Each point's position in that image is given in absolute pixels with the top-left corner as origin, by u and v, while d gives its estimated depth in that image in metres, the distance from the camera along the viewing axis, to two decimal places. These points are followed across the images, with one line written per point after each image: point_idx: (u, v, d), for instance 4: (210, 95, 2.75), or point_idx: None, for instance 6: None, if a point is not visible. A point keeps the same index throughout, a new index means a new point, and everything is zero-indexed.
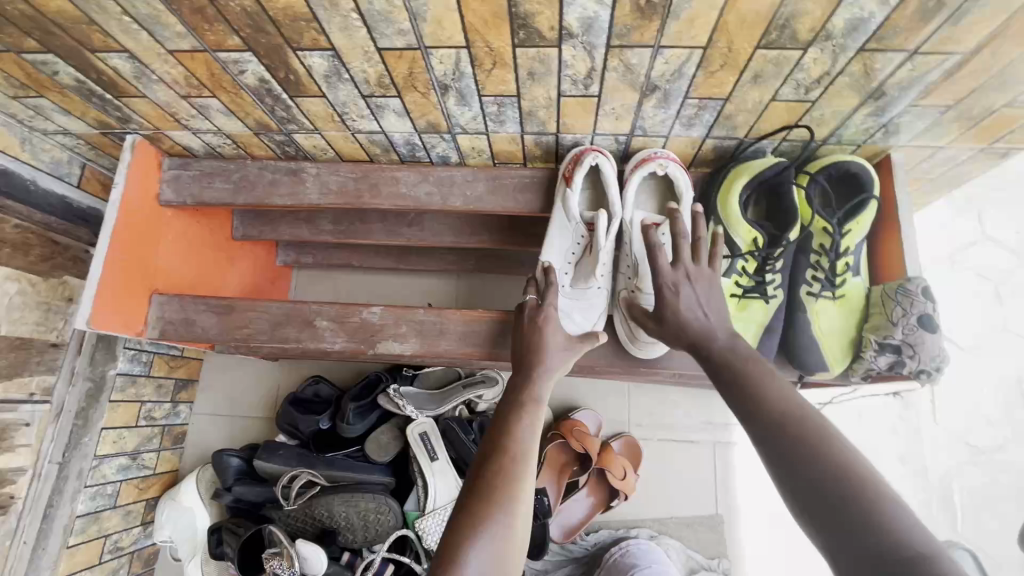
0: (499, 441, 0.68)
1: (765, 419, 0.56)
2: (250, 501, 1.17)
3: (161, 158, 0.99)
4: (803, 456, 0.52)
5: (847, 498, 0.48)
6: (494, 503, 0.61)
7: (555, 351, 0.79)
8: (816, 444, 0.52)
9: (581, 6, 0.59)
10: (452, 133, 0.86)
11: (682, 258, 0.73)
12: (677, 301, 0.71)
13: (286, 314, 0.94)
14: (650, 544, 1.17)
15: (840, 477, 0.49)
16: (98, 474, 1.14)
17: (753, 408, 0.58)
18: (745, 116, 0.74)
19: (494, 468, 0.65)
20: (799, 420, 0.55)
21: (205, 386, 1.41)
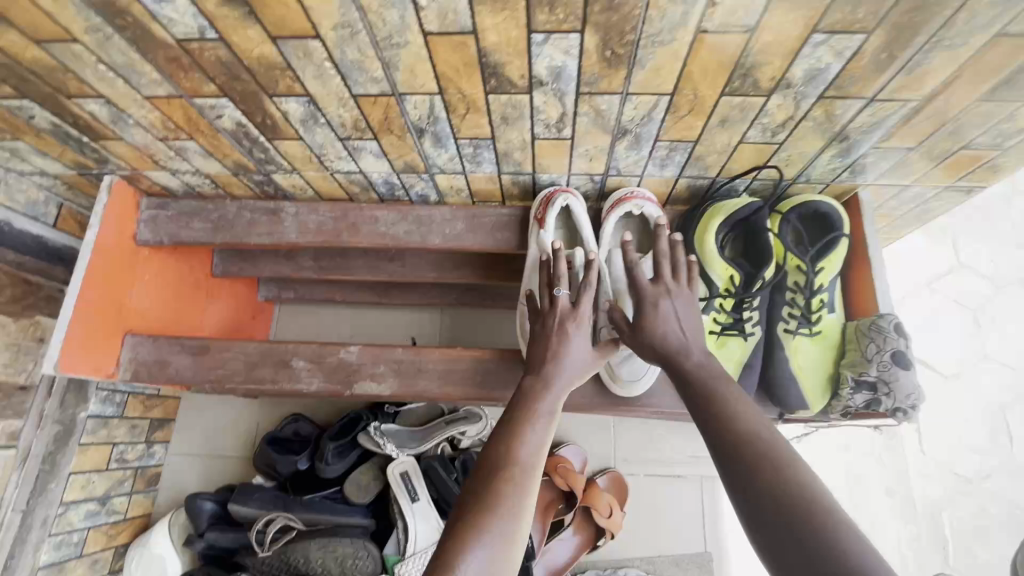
0: (510, 444, 0.64)
1: (732, 445, 0.57)
2: (223, 547, 1.12)
3: (138, 199, 0.99)
4: (765, 487, 0.52)
5: (812, 534, 0.48)
6: (497, 518, 0.57)
7: (576, 365, 0.75)
8: (777, 465, 0.53)
9: (548, 56, 0.60)
10: (430, 174, 0.87)
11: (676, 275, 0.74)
12: (669, 318, 0.71)
13: (262, 354, 0.93)
14: None
15: (799, 501, 0.50)
16: (64, 521, 1.10)
17: (717, 431, 0.59)
18: (715, 157, 0.76)
19: (498, 476, 0.61)
20: (766, 448, 0.55)
21: (182, 425, 1.38)
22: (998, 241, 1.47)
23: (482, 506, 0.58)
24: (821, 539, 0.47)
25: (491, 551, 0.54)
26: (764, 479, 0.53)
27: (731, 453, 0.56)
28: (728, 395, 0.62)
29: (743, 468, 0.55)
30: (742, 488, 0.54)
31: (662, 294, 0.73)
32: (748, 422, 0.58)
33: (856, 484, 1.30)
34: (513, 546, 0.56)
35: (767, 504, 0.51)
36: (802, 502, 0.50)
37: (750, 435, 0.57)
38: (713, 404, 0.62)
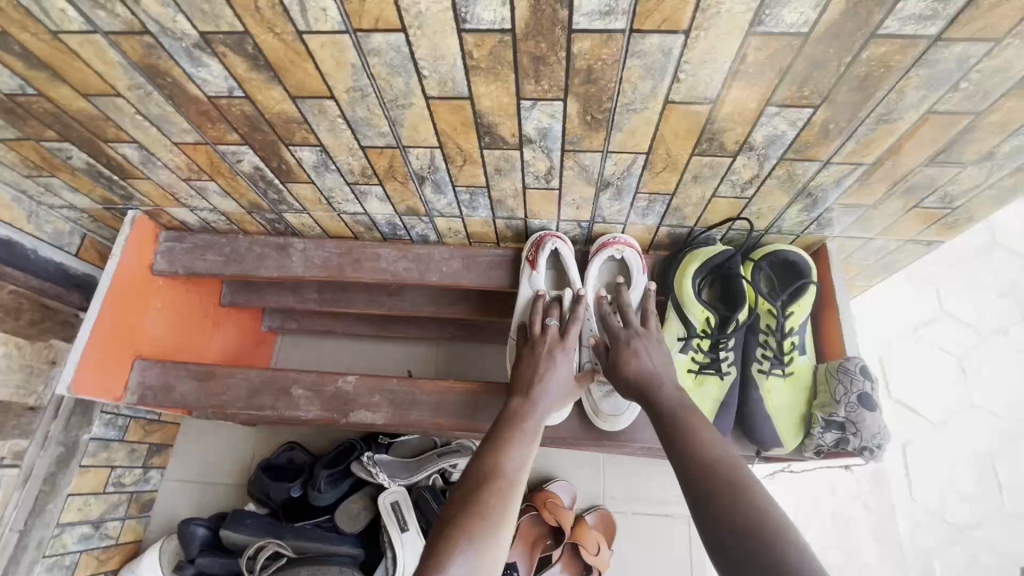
0: (492, 462, 0.68)
1: (701, 472, 0.60)
2: (212, 574, 1.13)
3: (157, 232, 1.06)
4: (732, 509, 0.55)
5: (773, 554, 0.50)
6: (475, 531, 0.60)
7: (557, 396, 0.80)
8: (741, 487, 0.57)
9: (536, 118, 0.67)
10: (430, 216, 0.94)
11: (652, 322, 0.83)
12: (647, 355, 0.79)
13: (263, 381, 0.97)
14: None
15: (762, 519, 0.53)
16: (59, 543, 1.11)
17: (689, 460, 0.62)
18: (691, 208, 0.83)
19: (484, 486, 0.65)
20: (735, 476, 0.58)
21: (179, 451, 1.41)
22: (958, 283, 1.52)
23: (463, 520, 0.61)
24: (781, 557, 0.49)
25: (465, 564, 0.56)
26: (730, 502, 0.56)
27: (701, 478, 0.59)
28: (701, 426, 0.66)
29: (711, 493, 0.57)
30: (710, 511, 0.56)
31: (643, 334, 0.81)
32: (717, 451, 0.62)
33: (842, 527, 1.31)
34: (488, 560, 0.58)
35: (732, 525, 0.54)
36: (764, 519, 0.53)
37: (719, 464, 0.60)
38: (687, 435, 0.66)
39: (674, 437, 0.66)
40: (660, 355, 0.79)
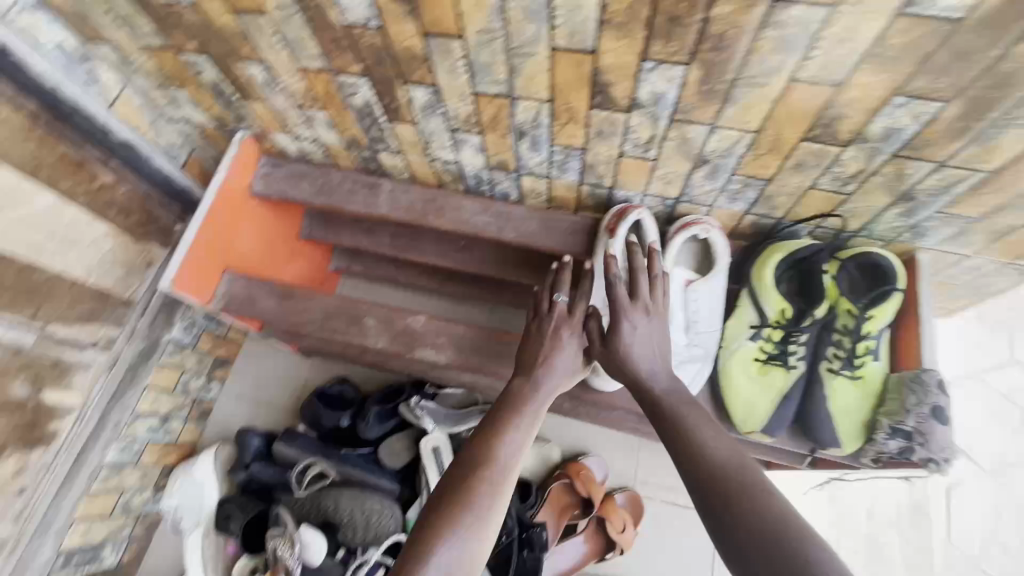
0: (483, 450, 0.72)
1: (710, 475, 0.64)
2: (262, 482, 1.21)
3: (259, 156, 1.12)
4: (743, 513, 0.59)
5: (783, 562, 0.54)
6: (470, 516, 0.65)
7: (563, 371, 0.83)
8: (744, 494, 0.60)
9: (654, 82, 0.69)
10: (518, 174, 0.96)
11: (641, 298, 0.82)
12: (630, 341, 0.79)
13: (338, 307, 1.03)
14: None
15: (768, 529, 0.57)
16: (131, 429, 1.21)
17: (695, 462, 0.66)
18: (784, 197, 0.82)
19: (473, 476, 0.69)
20: (745, 477, 0.62)
21: (239, 369, 1.50)
22: None
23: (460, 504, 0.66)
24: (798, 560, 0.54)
25: (460, 547, 0.62)
26: (742, 506, 0.59)
27: (710, 481, 0.63)
28: (703, 427, 0.69)
29: (722, 497, 0.61)
30: (722, 514, 0.60)
31: (631, 313, 0.80)
32: (726, 453, 0.65)
33: (874, 553, 1.28)
34: (479, 542, 0.64)
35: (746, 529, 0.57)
36: (767, 528, 0.57)
37: (728, 465, 0.64)
38: (689, 434, 0.69)
39: (675, 436, 0.70)
40: (648, 337, 0.80)
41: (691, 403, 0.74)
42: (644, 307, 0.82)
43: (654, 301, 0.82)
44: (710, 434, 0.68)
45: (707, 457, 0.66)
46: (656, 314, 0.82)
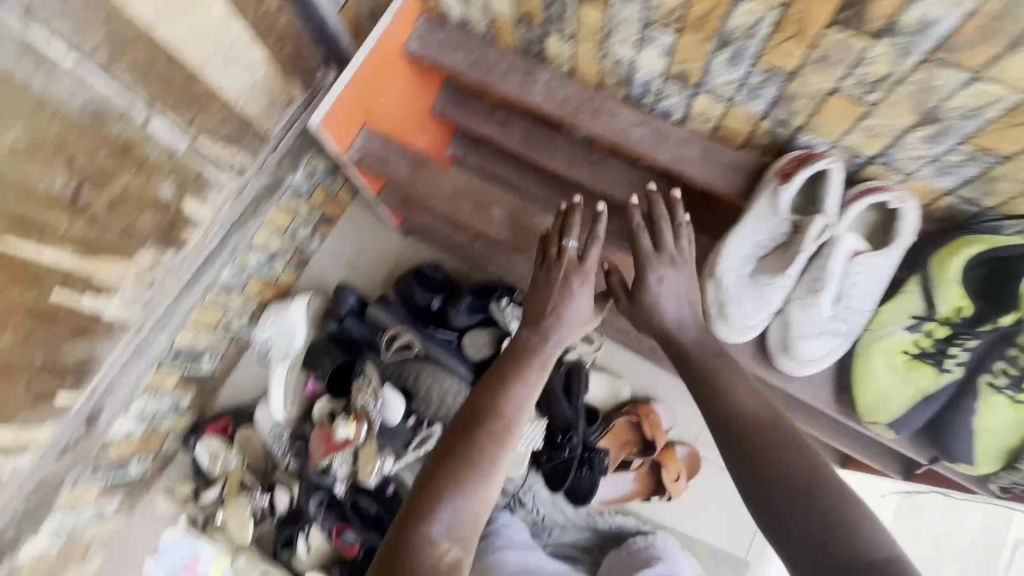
0: (495, 402, 0.74)
1: (745, 433, 0.72)
2: (351, 338, 1.27)
3: (421, 13, 1.04)
4: (774, 469, 0.68)
5: (831, 514, 0.64)
6: (474, 478, 0.67)
7: (574, 321, 0.84)
8: (782, 450, 0.70)
9: (929, 5, 0.58)
10: (695, 91, 0.88)
11: (662, 250, 0.86)
12: (657, 294, 0.84)
13: (467, 188, 1.04)
14: (677, 548, 1.19)
15: (809, 482, 0.66)
16: (245, 257, 1.29)
17: (730, 419, 0.74)
18: (1009, 184, 0.71)
19: (480, 433, 0.70)
20: (780, 437, 0.71)
21: (341, 230, 1.55)
22: None
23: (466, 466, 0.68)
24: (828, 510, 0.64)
25: (462, 509, 0.65)
26: (775, 460, 0.69)
27: (746, 438, 0.72)
28: (737, 389, 0.76)
29: (757, 451, 0.70)
30: (756, 466, 0.69)
31: (653, 264, 0.85)
32: (760, 414, 0.73)
33: None
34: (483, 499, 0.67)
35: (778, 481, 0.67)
36: (805, 480, 0.66)
37: (761, 423, 0.72)
38: (720, 390, 0.77)
39: (709, 393, 0.78)
40: (671, 290, 0.84)
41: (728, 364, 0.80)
42: (672, 258, 0.85)
43: (677, 252, 0.86)
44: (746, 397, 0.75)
45: (741, 413, 0.74)
46: (678, 265, 0.85)
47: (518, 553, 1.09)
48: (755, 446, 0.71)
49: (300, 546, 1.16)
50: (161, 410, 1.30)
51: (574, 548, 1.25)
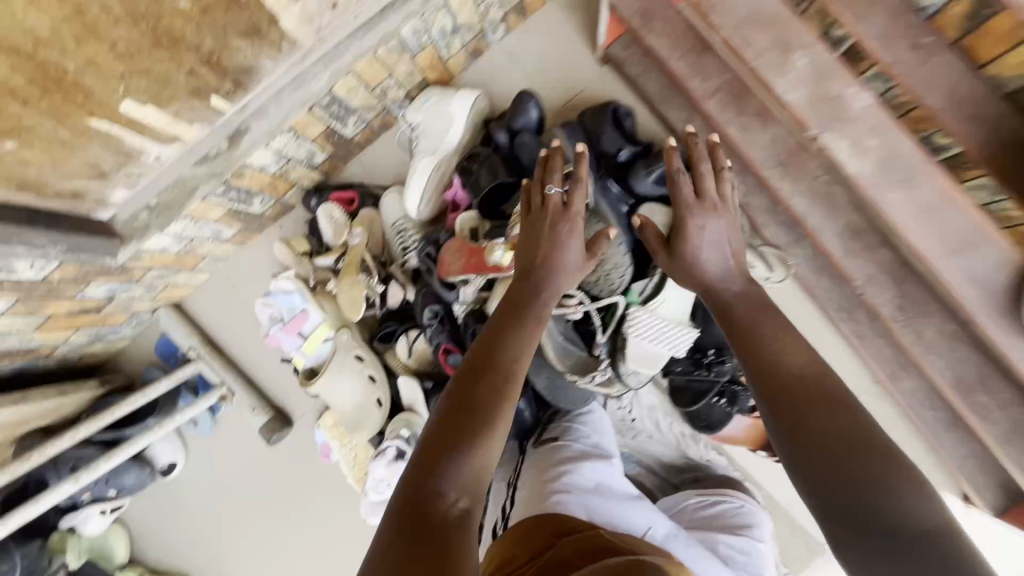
0: (493, 351, 0.71)
1: (791, 388, 0.69)
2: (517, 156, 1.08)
3: None
4: (815, 424, 0.65)
5: (878, 478, 0.58)
6: (470, 431, 0.63)
7: (568, 271, 0.83)
8: (826, 405, 0.66)
9: None
10: None
11: (705, 199, 0.88)
12: (698, 242, 0.87)
13: (775, 14, 0.73)
14: (764, 523, 1.04)
15: (860, 442, 0.61)
16: (432, 16, 1.06)
17: (774, 377, 0.71)
18: None
19: (483, 384, 0.68)
20: (830, 396, 0.66)
21: (530, 28, 1.27)
22: None
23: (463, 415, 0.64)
24: (874, 472, 0.59)
25: (466, 464, 0.60)
26: (817, 418, 0.65)
27: (791, 395, 0.68)
28: (783, 347, 0.73)
29: (797, 406, 0.67)
30: (797, 420, 0.66)
31: (695, 212, 0.88)
32: (806, 371, 0.70)
33: None
34: (488, 452, 0.63)
35: (816, 436, 0.64)
36: (847, 440, 0.62)
37: (806, 378, 0.69)
38: (762, 345, 0.74)
39: (750, 349, 0.75)
40: (712, 244, 0.86)
41: (778, 321, 0.77)
42: (713, 206, 0.88)
43: (718, 201, 0.89)
44: (792, 355, 0.71)
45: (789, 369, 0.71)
46: (723, 216, 0.88)
47: (591, 468, 0.98)
48: (802, 398, 0.67)
49: (401, 342, 1.10)
50: (298, 156, 1.19)
51: (654, 459, 1.19)
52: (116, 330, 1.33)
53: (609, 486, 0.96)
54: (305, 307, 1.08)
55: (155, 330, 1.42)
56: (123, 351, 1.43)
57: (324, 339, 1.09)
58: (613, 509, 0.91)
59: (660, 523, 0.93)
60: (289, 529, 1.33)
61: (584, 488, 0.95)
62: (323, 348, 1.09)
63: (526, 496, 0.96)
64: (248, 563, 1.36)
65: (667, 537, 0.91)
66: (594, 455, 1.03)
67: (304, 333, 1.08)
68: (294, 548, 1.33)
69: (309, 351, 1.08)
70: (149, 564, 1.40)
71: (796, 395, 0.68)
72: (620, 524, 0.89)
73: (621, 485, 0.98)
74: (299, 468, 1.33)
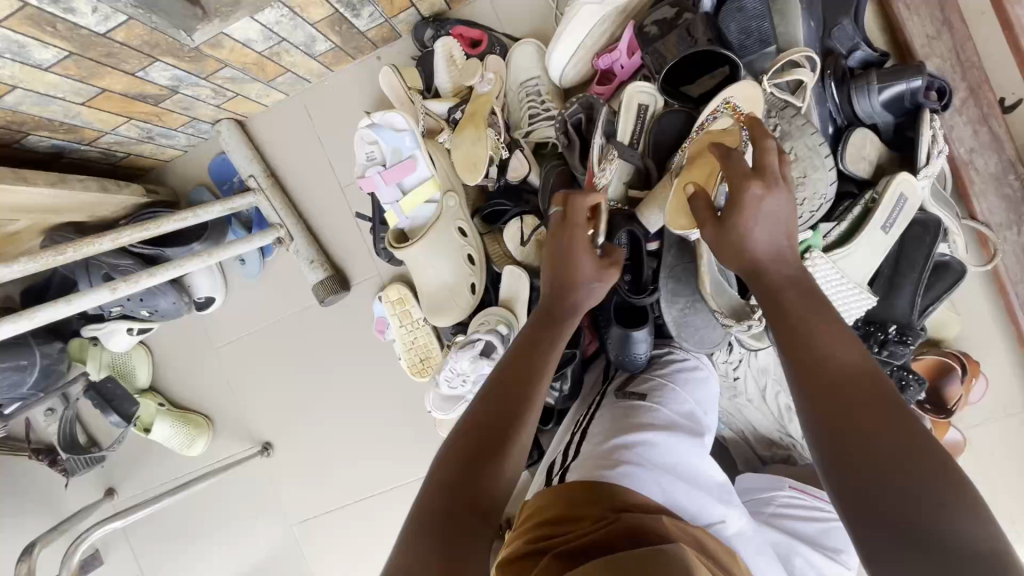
0: (528, 366, 0.68)
1: (820, 383, 0.52)
2: (724, 30, 0.80)
3: None
4: (856, 424, 0.49)
5: (925, 495, 0.43)
6: (491, 443, 0.60)
7: (588, 287, 0.73)
8: (872, 405, 0.49)
9: None
10: None
11: (765, 169, 0.62)
12: (751, 218, 0.61)
13: None
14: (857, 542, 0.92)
15: (915, 453, 0.45)
16: None
17: (811, 367, 0.54)
18: None
19: (509, 399, 0.64)
20: (875, 394, 0.49)
21: None
22: None
23: (486, 424, 0.62)
24: (913, 484, 0.44)
25: (486, 474, 0.58)
26: (857, 419, 0.49)
27: (819, 392, 0.52)
28: (820, 332, 0.56)
29: (835, 405, 0.50)
30: (830, 422, 0.50)
31: (751, 180, 0.61)
32: (857, 366, 0.52)
33: None
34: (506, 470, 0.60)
35: (850, 442, 0.48)
36: (890, 447, 0.46)
37: (855, 373, 0.52)
38: (802, 328, 0.57)
39: (782, 333, 0.58)
40: (766, 219, 0.61)
41: (821, 306, 0.58)
42: (775, 175, 0.61)
43: (780, 172, 0.62)
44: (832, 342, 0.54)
45: (831, 361, 0.54)
46: (784, 189, 0.62)
47: (674, 443, 0.83)
48: (829, 398, 0.51)
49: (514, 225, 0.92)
50: None
51: (747, 425, 1.06)
52: (171, 134, 1.13)
53: (694, 468, 0.83)
54: (414, 155, 0.88)
55: (212, 146, 1.22)
56: (173, 161, 1.24)
57: (427, 201, 0.90)
58: (688, 495, 0.78)
59: (734, 517, 0.82)
60: (327, 396, 1.23)
61: (659, 461, 0.80)
62: (422, 213, 0.90)
63: (589, 453, 0.82)
64: (275, 421, 1.27)
65: (737, 535, 0.81)
66: (683, 428, 0.87)
67: (404, 188, 0.89)
68: (330, 415, 1.24)
69: (406, 210, 0.89)
70: (169, 395, 1.31)
71: (834, 389, 0.51)
72: (692, 517, 0.77)
73: (706, 468, 0.84)
74: (349, 337, 1.20)
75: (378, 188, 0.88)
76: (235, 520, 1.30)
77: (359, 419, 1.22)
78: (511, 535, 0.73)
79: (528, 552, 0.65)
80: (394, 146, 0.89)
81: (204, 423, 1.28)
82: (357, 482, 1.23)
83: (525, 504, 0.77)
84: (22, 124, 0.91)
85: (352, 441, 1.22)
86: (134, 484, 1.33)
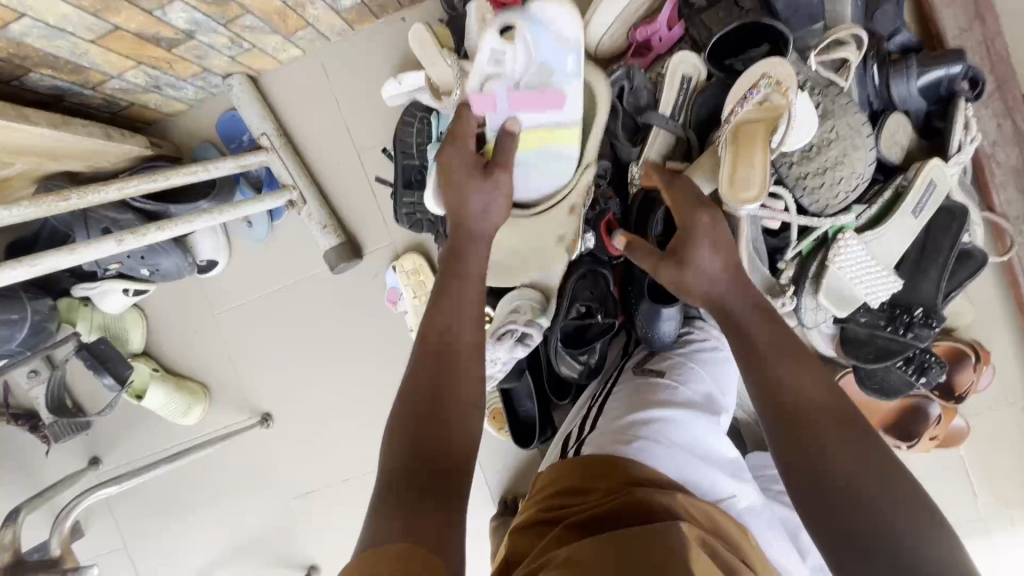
0: (445, 318, 0.64)
1: (791, 418, 0.54)
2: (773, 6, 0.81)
3: None
4: (826, 457, 0.51)
5: (894, 526, 0.46)
6: (434, 413, 0.57)
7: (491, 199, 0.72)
8: (839, 438, 0.51)
9: None
10: None
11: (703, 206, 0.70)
12: (701, 252, 0.67)
13: None
14: None
15: (881, 484, 0.48)
16: None
17: (779, 401, 0.55)
18: None
19: (434, 348, 0.62)
20: (840, 425, 0.52)
21: None
22: None
23: (424, 400, 0.58)
24: (881, 514, 0.46)
25: (438, 447, 0.55)
26: (825, 452, 0.51)
27: (789, 426, 0.54)
28: (782, 359, 0.58)
29: (806, 439, 0.52)
30: (802, 456, 0.52)
31: (700, 214, 0.68)
32: (820, 396, 0.54)
33: None
34: (455, 428, 0.57)
35: (822, 476, 0.50)
36: (857, 480, 0.48)
37: (819, 402, 0.54)
38: (769, 363, 0.58)
39: (753, 369, 0.59)
40: (717, 246, 0.67)
41: (786, 336, 0.60)
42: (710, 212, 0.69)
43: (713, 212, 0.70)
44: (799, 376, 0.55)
45: (796, 392, 0.55)
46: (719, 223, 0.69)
47: (692, 421, 0.79)
48: (792, 411, 0.54)
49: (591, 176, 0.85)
50: None
51: None
52: (180, 85, 1.08)
53: (708, 446, 0.78)
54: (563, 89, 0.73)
55: (221, 102, 1.17)
56: (178, 116, 1.19)
57: (556, 146, 0.79)
58: (709, 474, 0.75)
59: (746, 493, 0.78)
60: (331, 365, 1.20)
61: (677, 441, 0.76)
62: (538, 157, 0.80)
63: (603, 430, 0.79)
64: (275, 390, 1.23)
65: (748, 509, 0.78)
66: (700, 406, 0.82)
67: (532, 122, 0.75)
68: (334, 385, 1.20)
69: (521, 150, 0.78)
70: (164, 361, 1.26)
71: (801, 424, 0.53)
72: (712, 495, 0.74)
73: (724, 445, 0.80)
74: (359, 306, 1.17)
75: (496, 108, 0.71)
76: (227, 492, 1.26)
77: (364, 390, 1.19)
78: (525, 501, 0.74)
79: (543, 519, 0.66)
80: (544, 61, 0.70)
81: (202, 392, 1.23)
82: (359, 455, 1.20)
83: (539, 473, 0.77)
84: (25, 59, 0.85)
85: (356, 412, 1.19)
86: (122, 452, 1.28)
